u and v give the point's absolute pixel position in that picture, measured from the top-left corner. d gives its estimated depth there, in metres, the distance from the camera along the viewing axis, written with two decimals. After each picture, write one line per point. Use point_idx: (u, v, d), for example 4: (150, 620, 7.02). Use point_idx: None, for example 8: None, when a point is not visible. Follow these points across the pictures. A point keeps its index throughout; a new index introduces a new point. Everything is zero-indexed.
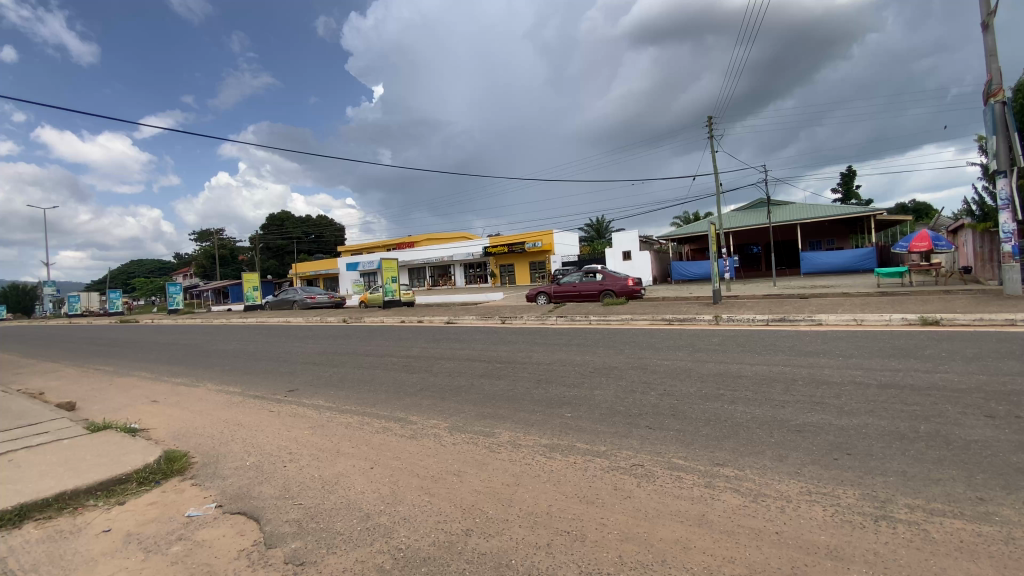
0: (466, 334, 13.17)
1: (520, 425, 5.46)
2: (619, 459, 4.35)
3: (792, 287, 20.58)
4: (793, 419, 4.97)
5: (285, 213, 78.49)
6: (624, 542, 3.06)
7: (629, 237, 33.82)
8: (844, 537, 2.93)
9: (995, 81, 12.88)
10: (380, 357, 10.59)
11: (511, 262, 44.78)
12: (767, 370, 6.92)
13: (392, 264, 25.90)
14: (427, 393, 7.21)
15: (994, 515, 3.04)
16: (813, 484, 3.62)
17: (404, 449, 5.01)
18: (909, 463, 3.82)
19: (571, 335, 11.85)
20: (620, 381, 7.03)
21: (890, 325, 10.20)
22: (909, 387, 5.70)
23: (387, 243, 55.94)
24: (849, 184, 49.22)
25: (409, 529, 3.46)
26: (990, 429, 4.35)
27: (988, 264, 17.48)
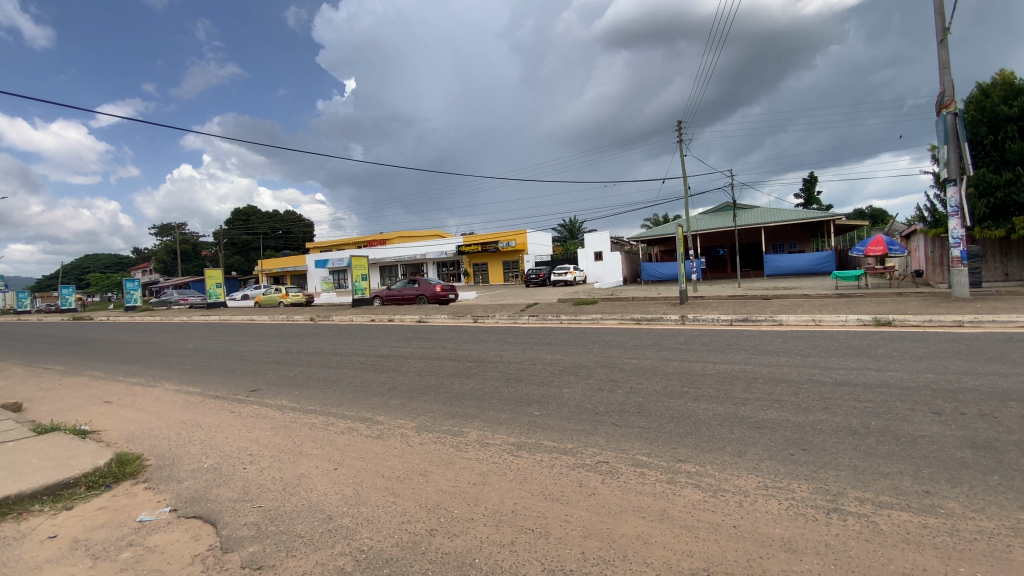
0: (436, 333, 13.06)
1: (488, 424, 5.42)
2: (585, 456, 4.39)
3: (757, 288, 22.01)
4: (753, 416, 5.12)
5: (252, 208, 76.23)
6: (587, 539, 3.08)
7: (600, 238, 34.27)
8: (797, 530, 3.03)
9: (947, 93, 13.58)
10: (347, 356, 10.38)
11: (484, 262, 44.71)
12: (730, 368, 7.11)
13: (362, 261, 25.48)
14: (395, 392, 7.12)
15: (938, 508, 3.19)
16: (770, 479, 3.73)
17: (369, 449, 4.93)
18: (860, 458, 3.99)
19: (541, 334, 11.88)
20: (589, 379, 7.10)
21: (846, 325, 10.65)
22: (862, 385, 5.95)
23: (358, 240, 54.95)
24: (811, 190, 51.14)
25: (372, 530, 3.40)
26: (937, 425, 4.58)
27: (938, 268, 18.41)
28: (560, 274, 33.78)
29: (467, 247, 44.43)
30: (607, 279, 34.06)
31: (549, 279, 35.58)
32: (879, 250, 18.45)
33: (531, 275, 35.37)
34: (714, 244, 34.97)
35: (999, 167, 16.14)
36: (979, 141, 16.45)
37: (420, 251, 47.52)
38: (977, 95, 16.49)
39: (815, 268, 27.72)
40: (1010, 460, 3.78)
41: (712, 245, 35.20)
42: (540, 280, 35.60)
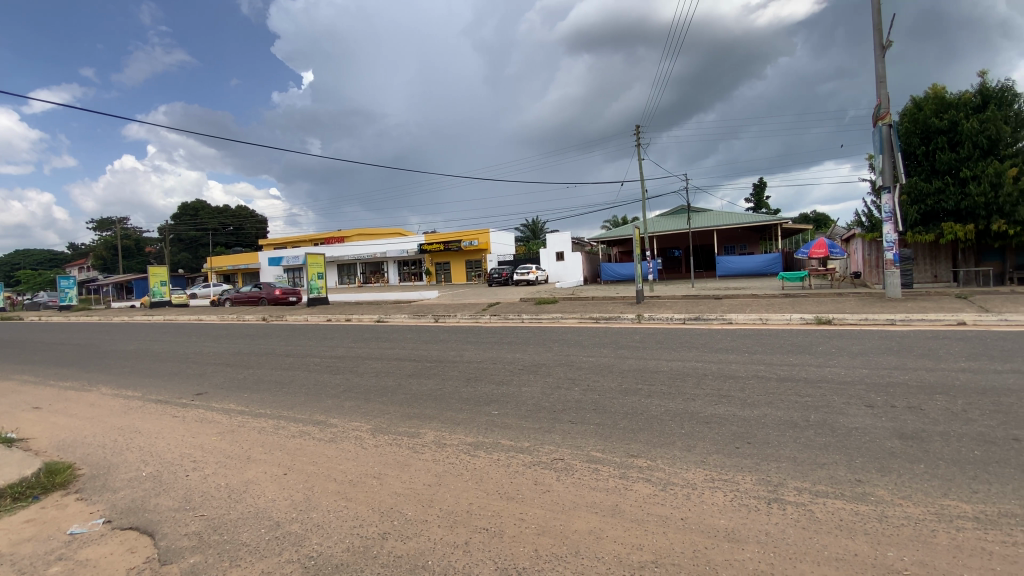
0: (395, 333, 12.82)
1: (446, 424, 5.39)
2: (541, 453, 4.42)
3: (709, 288, 22.95)
4: (702, 411, 5.30)
5: (200, 203, 72.76)
6: (541, 536, 3.11)
7: (562, 238, 34.62)
8: (740, 520, 3.16)
9: (883, 105, 14.48)
10: (301, 358, 10.03)
11: (446, 261, 44.41)
12: (683, 366, 7.32)
13: (319, 259, 24.70)
14: (350, 394, 6.94)
15: (869, 495, 3.40)
16: (716, 472, 3.87)
17: (321, 453, 4.78)
18: (799, 450, 4.19)
19: (501, 333, 11.88)
20: (547, 378, 7.17)
21: (790, 324, 11.18)
22: (804, 380, 6.27)
23: (314, 237, 53.37)
24: (760, 195, 53.49)
25: (322, 535, 3.31)
26: (870, 417, 4.88)
27: (874, 270, 19.65)
28: (522, 274, 33.93)
29: (429, 245, 43.93)
30: (568, 278, 34.47)
31: (512, 278, 35.65)
32: (822, 253, 19.46)
33: (492, 275, 35.35)
34: (670, 246, 36.04)
35: (928, 175, 17.36)
36: (911, 152, 17.62)
37: (380, 250, 46.59)
38: (911, 107, 17.65)
39: (764, 269, 29.02)
40: (933, 450, 4.07)
41: (668, 247, 36.25)
42: (502, 279, 35.55)
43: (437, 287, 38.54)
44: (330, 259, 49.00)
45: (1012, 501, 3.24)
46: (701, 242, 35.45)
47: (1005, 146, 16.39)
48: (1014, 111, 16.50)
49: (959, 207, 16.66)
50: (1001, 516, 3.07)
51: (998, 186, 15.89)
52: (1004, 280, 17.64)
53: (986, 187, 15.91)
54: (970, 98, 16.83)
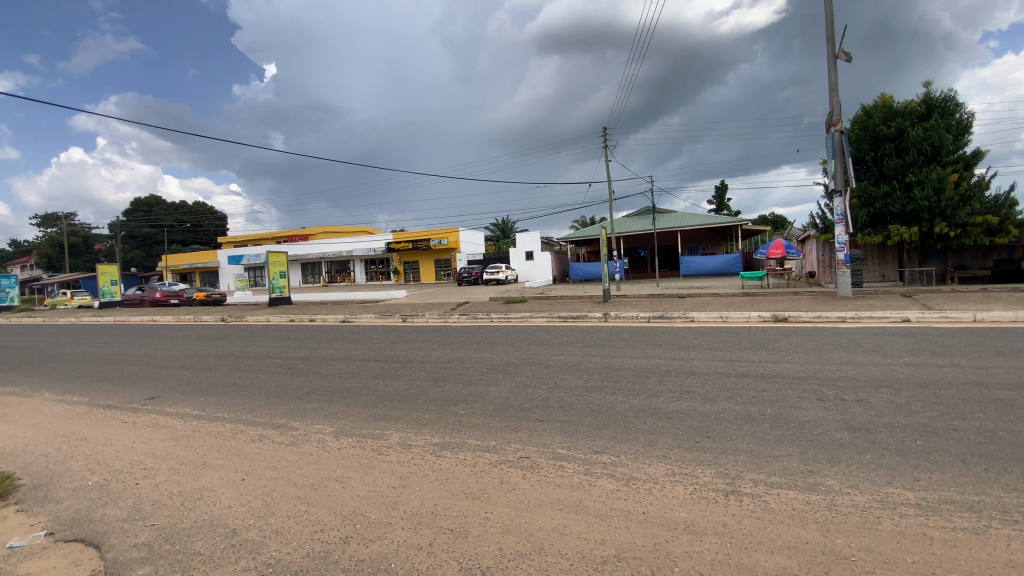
0: (362, 334, 12.57)
1: (412, 424, 5.33)
2: (507, 452, 4.42)
3: (672, 288, 22.78)
4: (664, 407, 5.43)
5: (155, 198, 69.73)
6: (505, 534, 3.11)
7: (531, 238, 34.79)
8: (699, 512, 3.25)
9: (835, 112, 15.15)
10: (262, 360, 9.70)
11: (415, 260, 43.96)
12: (647, 363, 7.48)
13: (281, 258, 23.95)
14: (313, 397, 6.78)
15: (820, 485, 3.56)
16: (676, 465, 3.97)
17: (281, 457, 4.65)
18: (755, 443, 4.34)
19: (470, 333, 11.84)
20: (515, 376, 7.18)
21: (749, 321, 11.58)
22: (761, 375, 6.50)
23: (277, 235, 51.88)
24: (722, 197, 55.13)
25: (280, 542, 3.21)
26: (822, 410, 5.10)
27: (827, 270, 20.54)
28: (492, 273, 33.86)
29: (397, 244, 43.33)
30: (537, 278, 34.67)
31: (481, 278, 35.56)
32: (779, 254, 20.16)
33: (461, 274, 35.15)
34: (636, 246, 36.69)
35: (877, 180, 18.27)
36: (862, 157, 18.51)
37: (346, 248, 45.65)
38: (861, 115, 18.53)
39: (724, 269, 29.92)
40: (879, 441, 4.29)
41: (634, 247, 36.90)
42: (471, 279, 35.34)
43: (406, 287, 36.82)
44: (294, 258, 47.69)
45: (949, 487, 3.46)
46: (665, 242, 36.24)
47: (948, 152, 17.41)
48: (956, 119, 17.52)
49: (905, 210, 17.57)
50: (941, 503, 3.26)
51: (940, 191, 16.89)
52: (945, 280, 18.78)
53: (929, 192, 16.88)
54: (915, 107, 17.80)
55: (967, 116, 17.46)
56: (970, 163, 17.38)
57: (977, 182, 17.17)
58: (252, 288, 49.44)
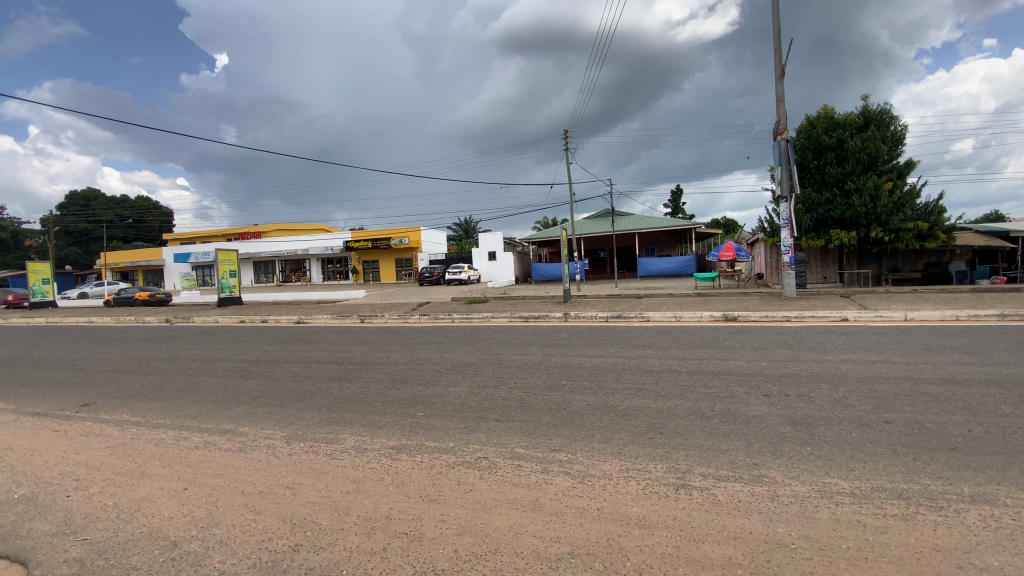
0: (318, 335, 12.19)
1: (368, 428, 5.21)
2: (465, 453, 4.40)
3: (630, 287, 23.81)
4: (620, 404, 5.55)
5: (92, 192, 65.66)
6: (461, 536, 3.09)
7: (493, 237, 34.83)
8: (651, 507, 3.33)
9: (782, 122, 15.90)
10: (209, 363, 9.25)
11: (374, 259, 43.11)
12: (604, 362, 7.62)
13: (231, 256, 22.90)
14: (264, 401, 6.52)
15: (764, 477, 3.72)
16: (631, 461, 4.07)
17: (228, 464, 4.45)
18: (705, 438, 4.49)
19: (430, 333, 11.71)
20: (475, 377, 7.15)
21: (701, 321, 11.99)
22: (711, 372, 6.75)
23: (228, 232, 49.71)
24: (678, 201, 56.90)
25: (225, 552, 3.08)
26: (768, 405, 5.34)
27: (775, 272, 21.56)
28: (453, 273, 33.58)
29: (355, 243, 42.40)
30: (500, 278, 34.67)
31: (444, 278, 35.22)
32: (729, 256, 20.89)
33: (422, 274, 34.73)
34: (595, 247, 37.30)
35: (820, 187, 19.30)
36: (806, 165, 19.51)
37: (303, 247, 44.24)
38: (806, 125, 19.53)
39: (679, 270, 30.84)
40: (819, 433, 4.53)
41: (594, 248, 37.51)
42: (433, 279, 34.88)
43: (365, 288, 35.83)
44: (246, 257, 45.81)
45: (881, 476, 3.69)
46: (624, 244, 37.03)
47: (883, 162, 18.61)
48: (891, 131, 18.72)
49: (845, 215, 18.62)
50: (873, 491, 3.48)
51: (876, 198, 18.03)
52: (880, 282, 20.12)
53: (866, 199, 17.99)
54: (854, 118, 18.93)
55: (900, 129, 18.71)
56: (902, 172, 18.62)
57: (909, 191, 18.44)
58: (200, 287, 47.11)
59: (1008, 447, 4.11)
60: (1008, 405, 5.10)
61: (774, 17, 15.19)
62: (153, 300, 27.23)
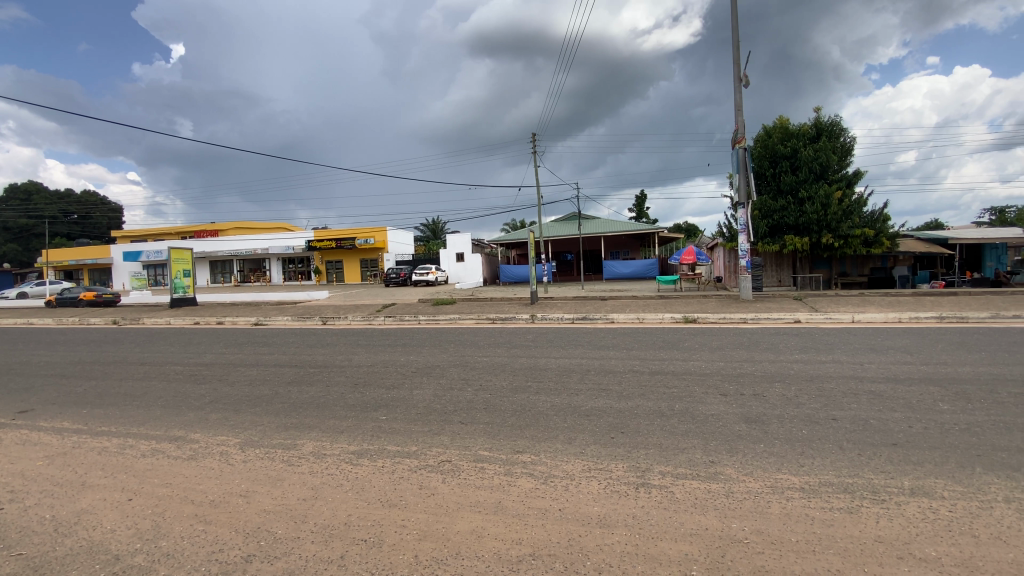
0: (278, 337, 11.83)
1: (328, 432, 5.09)
2: (428, 457, 4.35)
3: (597, 287, 26.49)
4: (583, 405, 5.61)
5: (32, 185, 61.82)
6: (422, 541, 3.05)
7: (461, 239, 34.72)
8: (611, 506, 3.38)
9: (740, 131, 16.47)
10: (159, 367, 8.82)
11: (338, 259, 42.19)
12: (569, 363, 7.70)
13: (185, 255, 21.95)
14: (218, 406, 6.27)
15: (720, 474, 3.83)
16: (593, 461, 4.12)
17: (178, 473, 4.26)
18: (664, 437, 4.59)
19: (395, 336, 11.54)
20: (440, 379, 7.10)
21: (663, 322, 12.29)
22: (671, 372, 6.92)
23: (182, 230, 47.65)
24: (642, 206, 58.19)
25: (173, 565, 2.94)
26: (724, 404, 5.51)
27: (733, 275, 22.37)
28: (420, 274, 33.21)
29: (319, 243, 41.40)
30: (468, 279, 34.57)
31: (410, 279, 34.79)
32: (690, 260, 21.38)
33: (388, 275, 34.24)
34: (562, 250, 37.68)
35: (775, 194, 20.11)
36: (763, 174, 20.29)
37: (263, 246, 42.88)
38: (763, 134, 20.32)
39: (644, 273, 31.51)
40: (771, 431, 4.70)
41: (561, 250, 37.87)
42: (400, 280, 34.39)
43: (338, 288, 36.06)
44: (202, 255, 44.00)
45: (829, 471, 3.87)
46: (590, 247, 37.55)
47: (834, 172, 19.54)
48: (841, 142, 19.67)
49: (798, 222, 19.46)
50: (821, 486, 3.64)
51: (827, 206, 18.93)
52: (830, 285, 21.15)
53: (818, 207, 18.86)
54: (808, 129, 19.81)
55: (849, 140, 19.68)
56: (851, 182, 19.59)
57: (857, 199, 19.42)
58: (152, 287, 44.91)
59: (944, 442, 4.37)
60: (945, 402, 5.44)
61: (734, 29, 15.71)
62: (100, 300, 25.63)
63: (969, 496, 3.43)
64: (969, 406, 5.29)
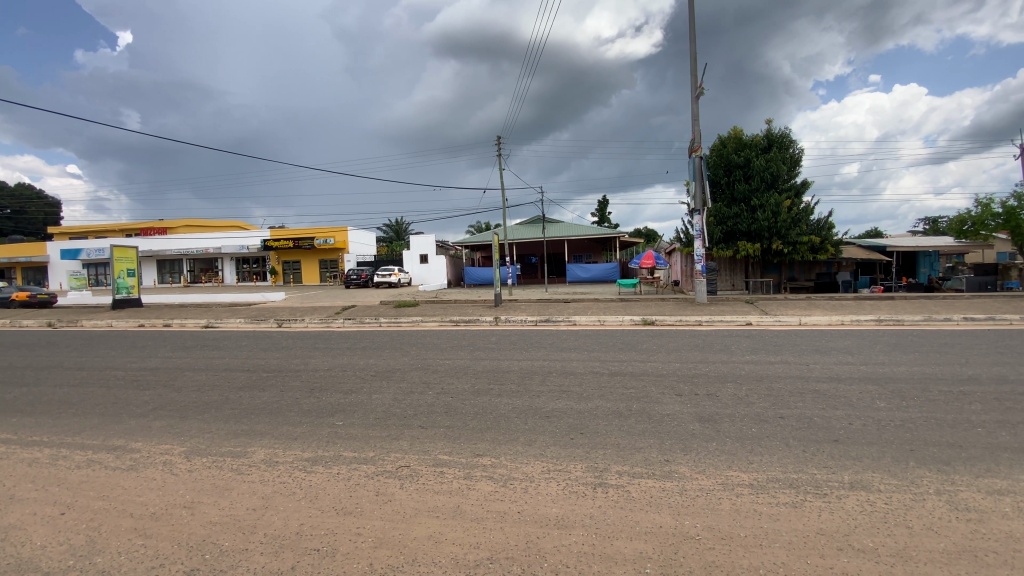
0: (229, 341, 11.34)
1: (281, 439, 4.93)
2: (386, 462, 4.27)
3: (560, 287, 29.74)
4: (544, 407, 5.65)
5: None
6: (377, 548, 3.00)
7: (427, 242, 34.49)
8: (569, 507, 3.42)
9: (696, 140, 17.03)
10: (99, 372, 8.29)
11: (296, 259, 40.94)
12: (531, 365, 7.73)
13: (129, 254, 20.77)
14: (162, 413, 5.95)
15: (674, 472, 3.94)
16: (552, 463, 4.15)
17: (116, 484, 4.02)
18: (622, 437, 4.69)
19: (354, 339, 11.28)
20: (400, 383, 6.99)
21: (623, 325, 12.55)
22: (630, 373, 7.08)
23: (127, 228, 45.13)
24: (605, 211, 59.36)
25: None
26: (679, 404, 5.67)
27: (688, 279, 23.16)
28: (383, 275, 32.64)
29: (276, 243, 40.07)
30: (431, 281, 34.22)
31: (371, 280, 34.11)
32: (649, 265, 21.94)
33: (349, 276, 33.49)
34: (526, 253, 37.92)
35: (730, 202, 20.89)
36: (718, 182, 21.06)
37: (216, 245, 41.14)
38: (718, 144, 21.10)
39: (605, 277, 32.08)
40: (723, 430, 4.87)
41: (526, 253, 38.09)
42: (360, 280, 33.68)
43: (307, 288, 36.40)
44: (148, 254, 41.77)
45: (775, 467, 4.04)
46: (554, 250, 37.95)
47: (783, 181, 20.48)
48: (790, 154, 20.65)
49: (750, 228, 20.28)
50: (768, 482, 3.79)
51: (777, 214, 19.84)
52: (779, 289, 22.17)
53: (769, 214, 19.73)
54: (760, 140, 20.69)
55: (798, 151, 20.68)
56: (800, 191, 20.58)
57: (804, 207, 20.42)
58: (92, 288, 42.21)
59: (881, 438, 4.64)
60: (881, 400, 5.79)
61: (692, 41, 16.24)
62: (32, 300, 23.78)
63: (903, 488, 3.66)
64: (903, 403, 5.64)
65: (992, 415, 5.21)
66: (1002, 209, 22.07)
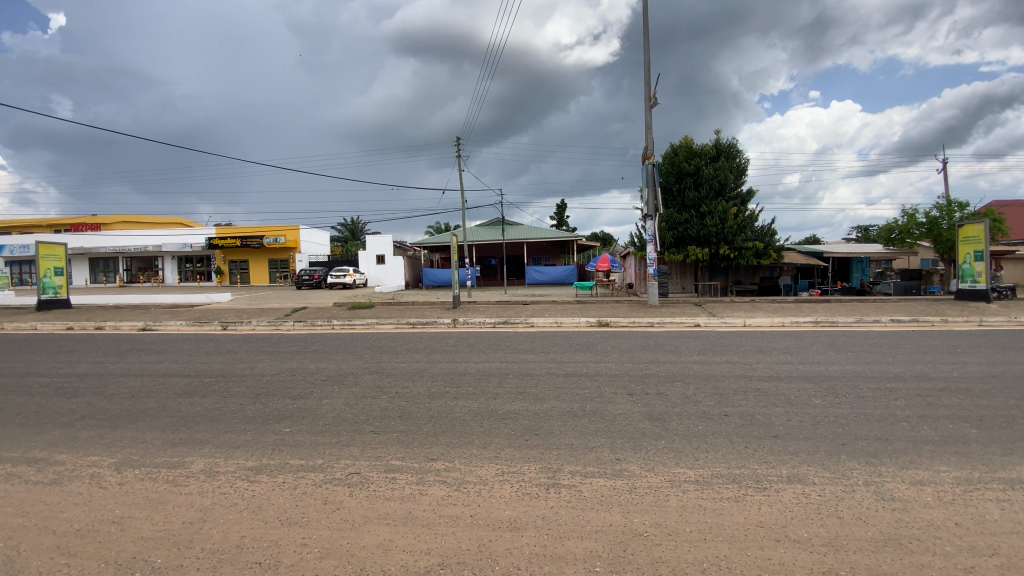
0: (169, 344, 10.70)
1: (223, 447, 4.70)
2: (335, 470, 4.15)
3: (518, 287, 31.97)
4: (500, 409, 5.65)
5: None
6: (323, 559, 2.91)
7: (382, 242, 33.85)
8: (522, 509, 3.43)
9: (649, 147, 17.53)
10: (18, 379, 7.63)
11: (245, 259, 39.23)
12: (488, 367, 7.72)
13: (57, 252, 19.30)
14: (91, 422, 5.54)
15: (623, 471, 4.03)
16: (506, 465, 4.16)
17: (36, 500, 3.71)
18: (576, 437, 4.76)
19: (305, 341, 10.91)
20: (353, 387, 6.80)
21: (578, 326, 12.75)
22: (585, 374, 7.18)
23: (56, 223, 41.90)
24: (563, 215, 60.22)
25: None
26: (630, 404, 5.81)
27: (642, 281, 23.91)
28: (337, 276, 31.81)
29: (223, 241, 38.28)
30: (388, 282, 33.61)
31: (325, 281, 33.14)
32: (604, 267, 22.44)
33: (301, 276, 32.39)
34: (486, 254, 37.93)
35: (681, 208, 21.66)
36: (670, 189, 21.82)
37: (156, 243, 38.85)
38: (670, 152, 21.84)
39: (563, 279, 32.51)
40: (672, 428, 5.03)
41: (485, 255, 38.10)
42: (313, 281, 32.64)
43: (261, 288, 35.50)
44: (80, 252, 38.94)
45: (719, 464, 4.21)
46: (514, 252, 38.12)
47: (731, 189, 21.41)
48: (737, 163, 21.60)
49: (700, 234, 21.11)
50: (712, 478, 3.94)
51: (724, 220, 20.74)
52: (726, 292, 23.17)
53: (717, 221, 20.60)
54: (709, 149, 21.57)
55: (744, 161, 21.65)
56: (746, 199, 21.57)
57: (750, 214, 21.41)
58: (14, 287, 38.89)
59: (816, 433, 4.92)
60: (817, 397, 6.14)
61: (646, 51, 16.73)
62: None
63: (835, 480, 3.90)
64: (836, 400, 6.00)
65: (914, 409, 5.64)
66: (926, 219, 23.98)
